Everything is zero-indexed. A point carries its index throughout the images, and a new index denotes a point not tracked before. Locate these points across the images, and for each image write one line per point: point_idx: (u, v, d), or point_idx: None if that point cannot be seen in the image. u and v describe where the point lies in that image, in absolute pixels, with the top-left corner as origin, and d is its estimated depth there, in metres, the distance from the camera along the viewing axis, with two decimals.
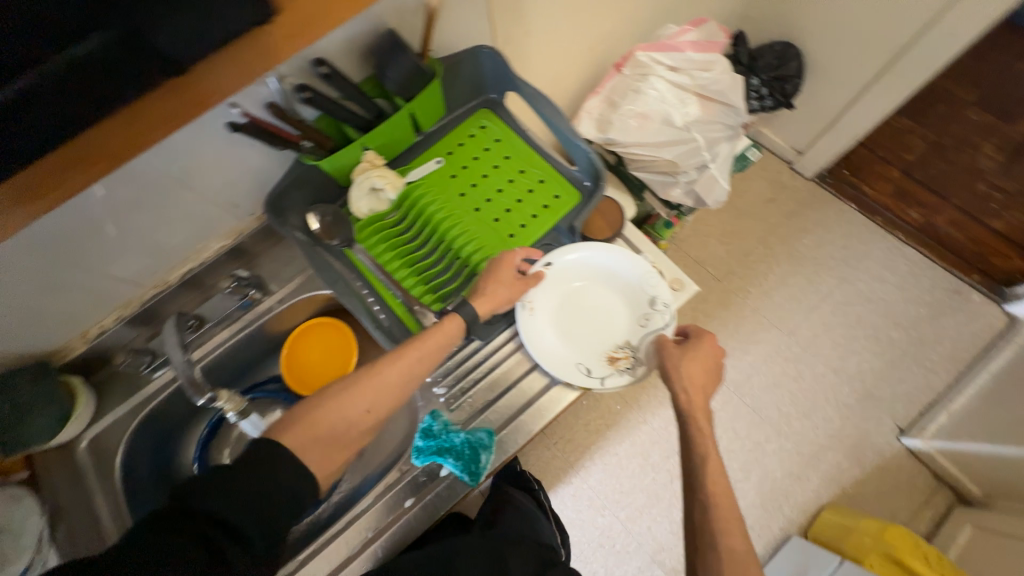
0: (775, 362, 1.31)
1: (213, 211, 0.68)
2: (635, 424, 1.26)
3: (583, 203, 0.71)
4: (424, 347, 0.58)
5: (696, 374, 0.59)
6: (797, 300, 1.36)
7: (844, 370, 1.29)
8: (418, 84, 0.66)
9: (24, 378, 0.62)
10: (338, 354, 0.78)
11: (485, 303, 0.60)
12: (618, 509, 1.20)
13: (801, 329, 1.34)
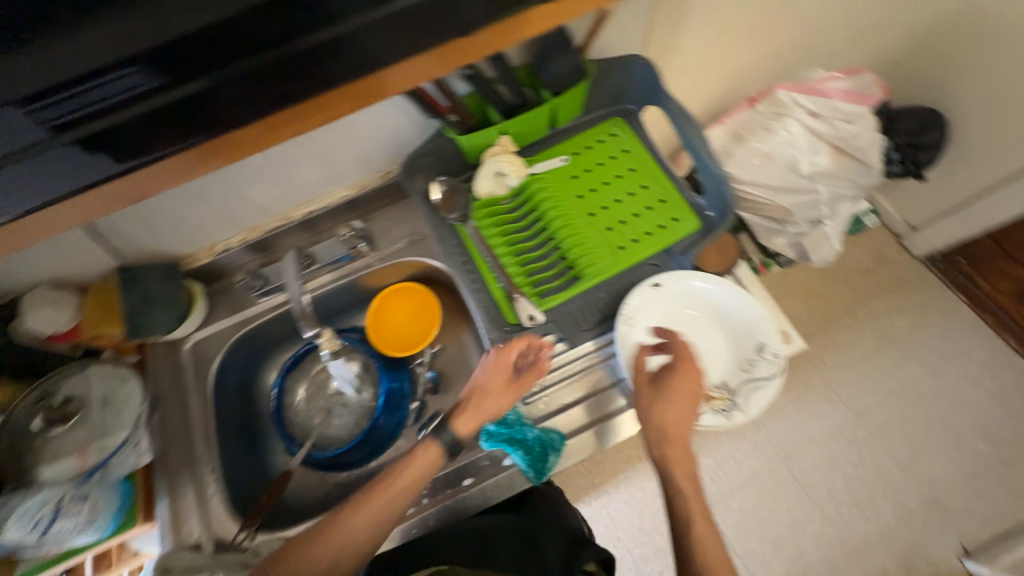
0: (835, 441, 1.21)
1: (348, 162, 0.72)
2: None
3: (701, 231, 0.69)
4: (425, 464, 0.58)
5: (673, 423, 0.54)
6: (875, 382, 1.25)
7: (912, 470, 1.18)
8: (570, 82, 0.66)
9: (154, 275, 0.70)
10: (422, 322, 0.78)
11: (469, 418, 0.60)
12: (632, 546, 1.16)
13: (872, 414, 1.23)
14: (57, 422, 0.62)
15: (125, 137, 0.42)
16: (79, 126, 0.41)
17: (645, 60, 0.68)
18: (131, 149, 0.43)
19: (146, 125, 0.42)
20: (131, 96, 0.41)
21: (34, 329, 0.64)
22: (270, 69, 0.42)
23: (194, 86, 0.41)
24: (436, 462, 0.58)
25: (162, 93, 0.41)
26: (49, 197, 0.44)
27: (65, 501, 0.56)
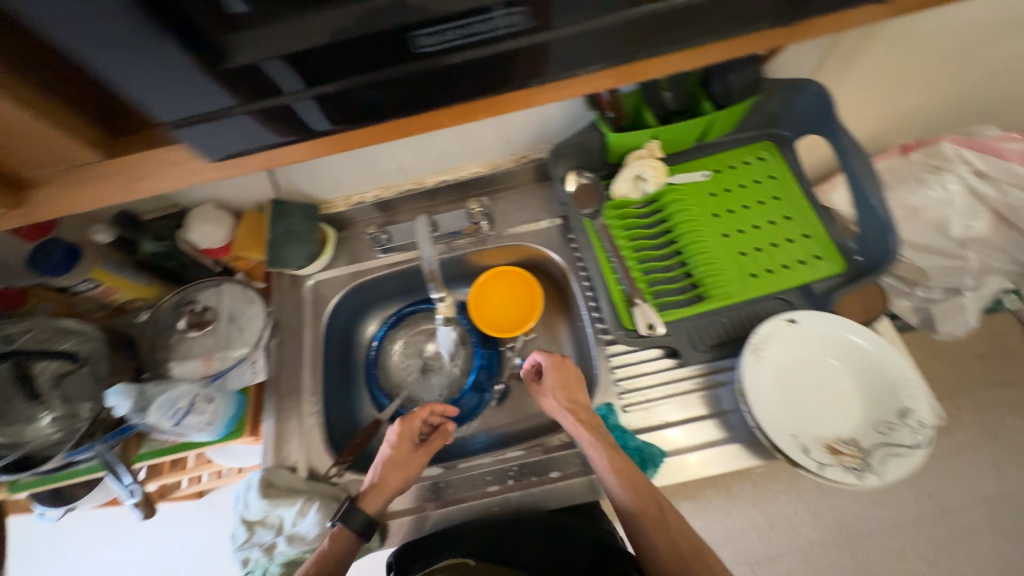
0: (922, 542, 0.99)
1: (493, 140, 0.74)
2: (716, 510, 1.04)
3: (846, 276, 0.65)
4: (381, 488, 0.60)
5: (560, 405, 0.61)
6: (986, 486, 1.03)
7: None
8: (738, 97, 0.64)
9: (297, 213, 0.75)
10: (520, 306, 0.77)
11: (378, 493, 0.59)
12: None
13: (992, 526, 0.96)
14: (195, 326, 0.71)
15: (311, 111, 0.37)
16: (265, 98, 0.35)
17: (820, 87, 0.64)
18: (330, 107, 0.38)
19: (334, 102, 0.37)
20: (337, 75, 0.35)
21: (194, 241, 0.70)
22: (483, 66, 0.37)
23: (395, 72, 0.36)
24: (353, 537, 0.56)
25: (362, 74, 0.35)
26: (241, 148, 0.39)
27: (198, 400, 0.61)
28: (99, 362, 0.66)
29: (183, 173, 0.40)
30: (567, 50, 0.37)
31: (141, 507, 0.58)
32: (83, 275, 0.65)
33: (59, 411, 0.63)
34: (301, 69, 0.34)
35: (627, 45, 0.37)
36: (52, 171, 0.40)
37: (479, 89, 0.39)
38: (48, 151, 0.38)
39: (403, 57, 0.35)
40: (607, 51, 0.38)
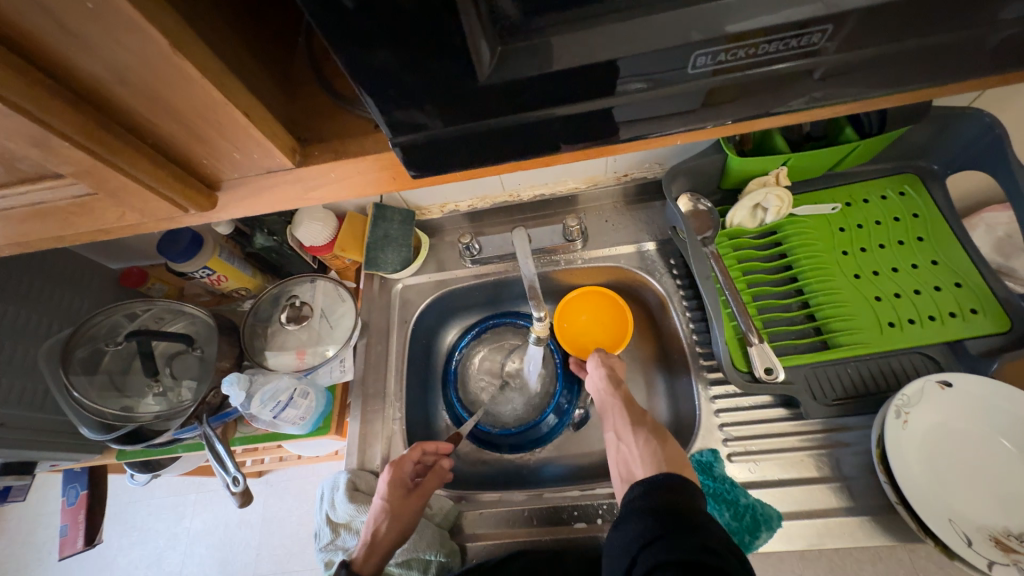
0: None
1: (599, 160, 0.72)
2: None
3: (1008, 336, 0.56)
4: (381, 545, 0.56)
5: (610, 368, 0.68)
6: None
7: None
8: (894, 124, 0.57)
9: (396, 218, 0.76)
10: (611, 329, 0.73)
11: (373, 552, 0.55)
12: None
13: None
14: (292, 320, 0.72)
15: (412, 157, 0.31)
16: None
17: (992, 117, 0.56)
18: (506, 149, 0.31)
19: (446, 145, 0.30)
20: (457, 113, 0.28)
21: (300, 238, 0.72)
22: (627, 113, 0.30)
23: (522, 117, 0.29)
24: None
25: (490, 117, 0.29)
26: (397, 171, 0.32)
27: (297, 394, 0.63)
28: (209, 346, 0.70)
29: (366, 184, 0.33)
30: (739, 93, 0.29)
31: (238, 496, 0.58)
32: (204, 261, 0.68)
33: (165, 387, 0.67)
34: (409, 107, 0.27)
35: (822, 96, 0.30)
36: (242, 176, 0.32)
37: (613, 138, 0.32)
38: (244, 156, 0.30)
39: (538, 100, 0.28)
40: (791, 97, 0.30)
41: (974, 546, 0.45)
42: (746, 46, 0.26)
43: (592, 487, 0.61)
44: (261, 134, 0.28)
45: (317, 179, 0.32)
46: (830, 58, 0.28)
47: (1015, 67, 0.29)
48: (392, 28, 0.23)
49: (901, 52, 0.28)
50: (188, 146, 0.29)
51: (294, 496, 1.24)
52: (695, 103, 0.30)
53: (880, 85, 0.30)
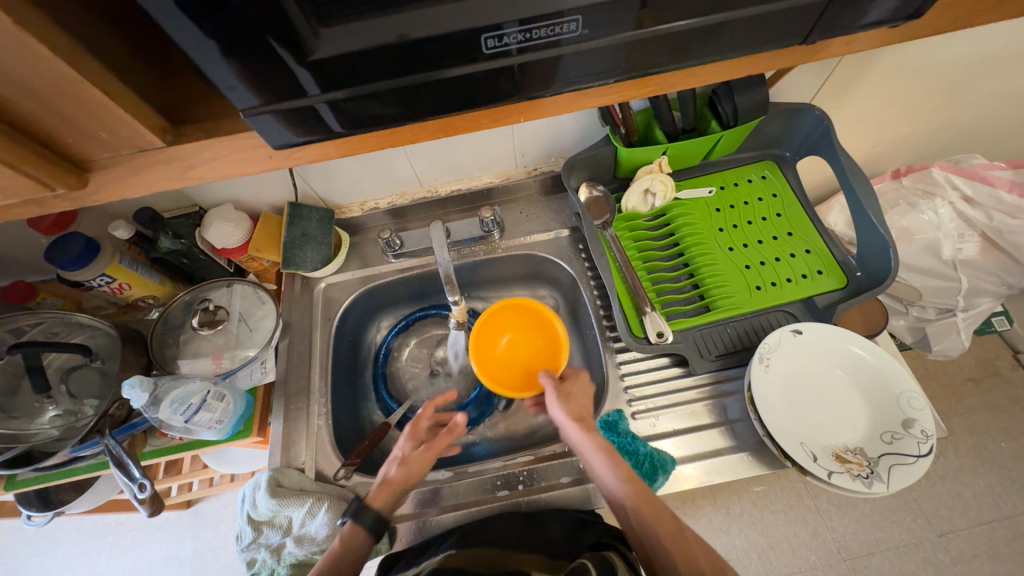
0: (927, 569, 0.97)
1: (508, 153, 0.77)
2: (715, 530, 1.01)
3: (846, 290, 0.67)
4: (392, 485, 0.56)
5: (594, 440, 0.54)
6: (998, 513, 1.00)
7: None
8: (749, 118, 0.65)
9: (313, 217, 0.77)
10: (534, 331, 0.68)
11: (387, 491, 0.55)
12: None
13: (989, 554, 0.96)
14: (206, 325, 0.70)
15: (285, 123, 0.34)
16: (267, 106, 0.32)
17: (821, 112, 0.68)
18: (386, 118, 0.36)
19: (339, 109, 0.34)
20: (310, 86, 0.32)
21: (211, 240, 0.70)
22: (477, 84, 0.34)
23: (383, 87, 0.33)
24: (365, 537, 0.53)
25: (349, 88, 0.32)
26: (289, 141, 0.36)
27: (210, 397, 0.61)
28: (112, 358, 0.66)
29: (246, 161, 0.36)
30: (556, 71, 0.35)
31: (146, 505, 0.58)
32: (102, 268, 0.65)
33: (63, 407, 0.62)
34: (267, 86, 0.31)
35: (633, 72, 0.37)
36: (115, 156, 0.33)
37: (524, 93, 0.36)
38: (111, 136, 0.31)
39: (385, 73, 0.32)
40: (619, 72, 0.36)
41: (820, 463, 0.54)
42: (544, 26, 0.31)
43: (513, 458, 0.66)
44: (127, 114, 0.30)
45: (194, 159, 0.35)
46: (633, 35, 0.33)
47: (773, 44, 0.36)
48: (223, 19, 0.26)
49: (685, 30, 0.34)
50: (49, 124, 0.30)
51: (228, 521, 1.17)
52: (540, 82, 0.36)
53: (683, 62, 0.36)
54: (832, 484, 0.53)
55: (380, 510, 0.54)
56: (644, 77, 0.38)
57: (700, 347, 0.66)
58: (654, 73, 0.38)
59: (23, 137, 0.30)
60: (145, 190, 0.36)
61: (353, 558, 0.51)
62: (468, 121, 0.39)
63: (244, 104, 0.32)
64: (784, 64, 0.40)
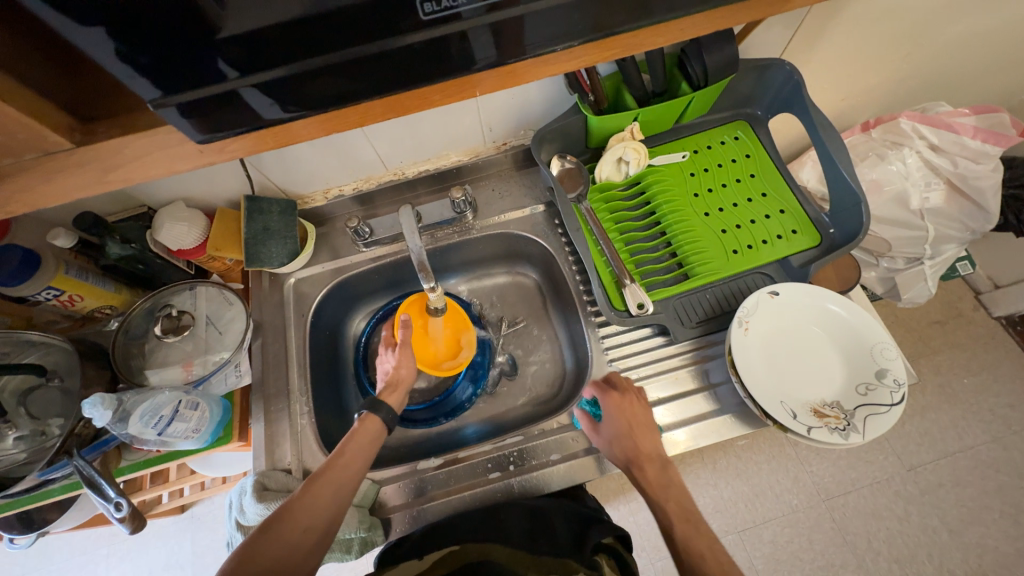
0: (899, 504, 1.03)
1: (475, 129, 0.73)
2: (703, 484, 1.06)
3: (819, 248, 0.67)
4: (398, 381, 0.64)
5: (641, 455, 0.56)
6: (963, 447, 1.06)
7: (993, 555, 0.98)
8: (718, 77, 0.63)
9: (274, 209, 0.73)
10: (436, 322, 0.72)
11: (396, 387, 0.63)
12: (655, 557, 1.02)
13: (952, 484, 1.04)
14: (170, 332, 0.66)
15: (206, 110, 0.31)
16: (187, 92, 0.29)
17: (791, 66, 0.66)
18: (327, 99, 0.33)
19: (271, 93, 0.31)
20: (229, 70, 0.29)
21: (164, 242, 0.65)
22: (420, 57, 0.32)
23: (312, 63, 0.30)
24: (382, 423, 0.59)
25: (276, 67, 0.30)
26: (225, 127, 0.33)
27: (183, 406, 0.58)
28: (72, 376, 0.62)
29: (174, 158, 0.34)
30: (500, 39, 0.32)
31: (128, 522, 0.57)
32: (46, 281, 0.61)
33: (25, 430, 0.58)
34: (185, 71, 0.28)
35: (591, 34, 0.34)
36: (17, 162, 0.32)
37: (470, 61, 0.33)
38: (6, 139, 0.30)
39: (313, 49, 0.29)
40: (577, 35, 0.34)
41: (800, 420, 0.55)
42: None
43: (503, 439, 0.65)
44: (18, 111, 0.29)
45: (114, 158, 0.33)
46: None
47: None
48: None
49: None
50: None
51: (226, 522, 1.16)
52: (494, 46, 0.33)
53: (641, 21, 0.34)
54: (812, 439, 0.54)
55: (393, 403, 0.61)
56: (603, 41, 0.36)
57: (680, 315, 0.66)
58: (614, 34, 0.35)
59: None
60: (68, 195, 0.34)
61: (368, 440, 0.57)
62: (420, 99, 0.36)
63: (157, 91, 0.29)
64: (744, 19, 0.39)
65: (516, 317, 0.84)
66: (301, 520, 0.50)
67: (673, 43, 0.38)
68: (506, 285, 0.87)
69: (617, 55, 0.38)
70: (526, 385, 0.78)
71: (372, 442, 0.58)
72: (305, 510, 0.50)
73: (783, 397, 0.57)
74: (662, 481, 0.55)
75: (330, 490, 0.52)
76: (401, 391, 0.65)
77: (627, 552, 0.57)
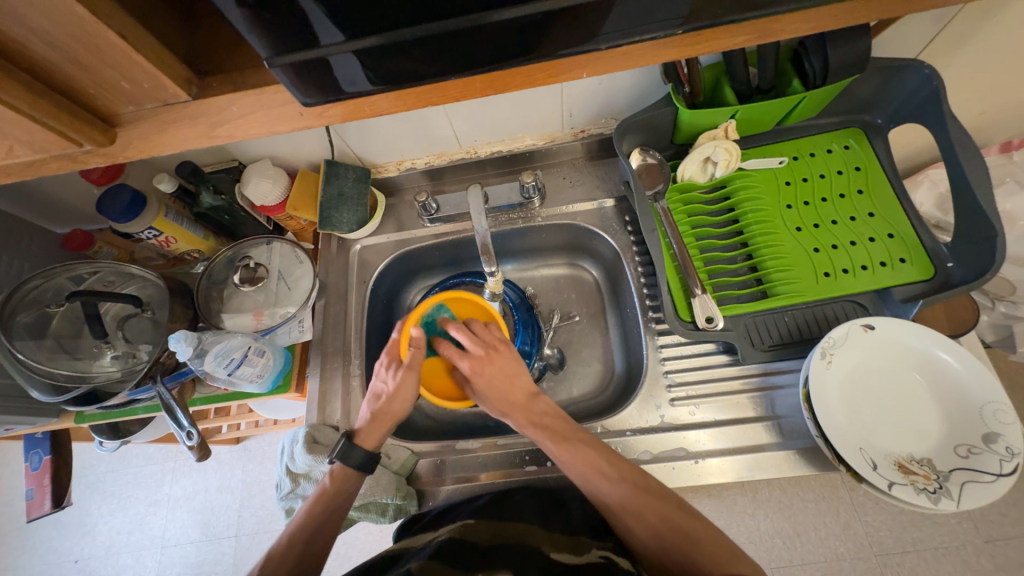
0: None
1: (554, 113, 0.71)
2: (739, 512, 1.00)
3: (931, 282, 0.59)
4: (382, 413, 0.59)
5: (507, 393, 0.58)
6: None
7: None
8: (839, 78, 0.55)
9: (350, 175, 0.75)
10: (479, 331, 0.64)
11: (378, 427, 0.60)
12: None
13: None
14: (247, 281, 0.70)
15: (301, 77, 0.31)
16: (289, 58, 0.29)
17: (933, 69, 0.57)
18: (419, 70, 0.32)
19: (367, 62, 0.31)
20: (328, 34, 0.29)
21: (250, 197, 0.69)
22: (520, 31, 0.30)
23: (412, 33, 0.29)
24: (356, 473, 0.57)
25: (375, 34, 0.29)
26: (322, 94, 0.33)
27: (251, 352, 0.63)
28: (161, 309, 0.68)
29: (275, 119, 0.35)
30: (604, 17, 0.30)
31: (196, 451, 0.62)
32: (148, 222, 0.66)
33: (120, 350, 0.65)
34: (288, 35, 0.28)
35: (700, 20, 0.31)
36: (138, 110, 0.34)
37: (568, 37, 0.31)
38: (131, 87, 0.32)
39: (413, 17, 0.29)
40: (684, 19, 0.31)
41: (879, 472, 0.49)
42: None
43: None
44: (146, 61, 0.30)
45: (220, 114, 0.34)
46: None
47: None
48: None
49: None
50: (73, 74, 0.31)
51: (272, 459, 1.26)
52: (596, 23, 0.31)
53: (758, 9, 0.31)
54: (892, 496, 0.48)
55: (368, 445, 0.58)
56: (712, 28, 0.33)
57: (753, 337, 0.61)
58: (723, 21, 0.32)
59: (57, 99, 0.31)
60: (177, 145, 0.36)
61: (343, 494, 0.56)
62: (517, 76, 0.35)
63: (268, 52, 0.29)
64: (880, 14, 0.34)
65: (570, 311, 0.82)
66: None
67: (787, 37, 0.34)
68: (564, 278, 0.84)
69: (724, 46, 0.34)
70: (572, 382, 0.77)
71: (349, 497, 0.56)
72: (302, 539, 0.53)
73: (861, 444, 0.51)
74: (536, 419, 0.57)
75: (305, 542, 0.53)
76: (388, 424, 0.60)
77: None
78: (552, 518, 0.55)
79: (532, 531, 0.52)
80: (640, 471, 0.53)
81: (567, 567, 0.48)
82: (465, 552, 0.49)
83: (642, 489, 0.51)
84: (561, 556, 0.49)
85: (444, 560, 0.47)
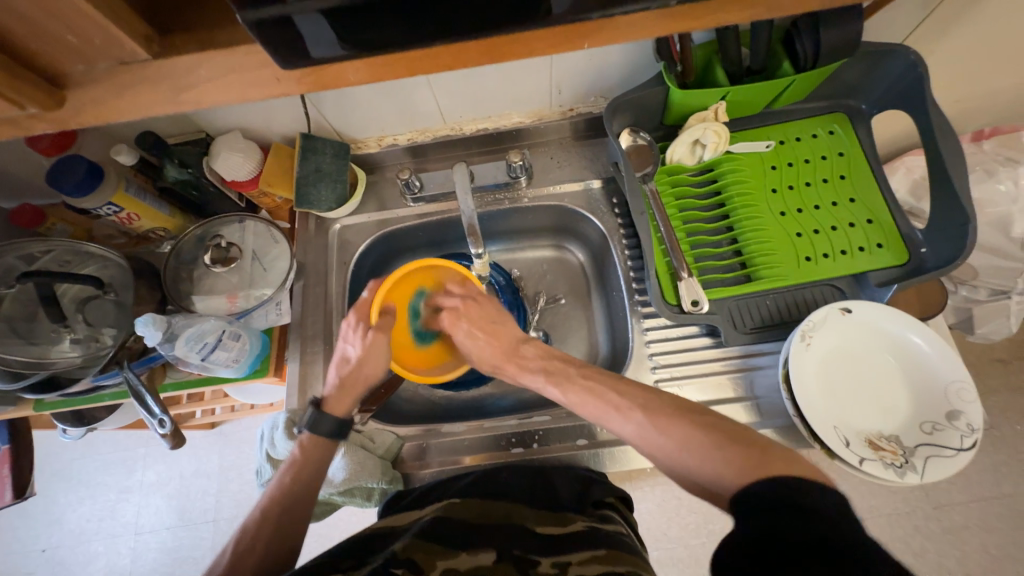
0: (918, 540, 0.98)
1: (542, 89, 0.69)
2: None
3: (904, 267, 0.60)
4: (349, 377, 0.58)
5: (484, 341, 0.59)
6: (1006, 497, 0.98)
7: None
8: (828, 61, 0.55)
9: (328, 151, 0.71)
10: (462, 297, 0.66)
11: (345, 393, 0.58)
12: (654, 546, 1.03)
13: (981, 532, 0.97)
14: (218, 261, 0.67)
15: (275, 37, 0.28)
16: (253, 15, 0.26)
17: (918, 55, 0.57)
18: (401, 34, 0.30)
19: (338, 21, 0.28)
20: None
21: (220, 171, 0.65)
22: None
23: None
24: (326, 440, 0.56)
25: None
26: (294, 58, 0.30)
27: (226, 336, 0.60)
28: (126, 291, 0.64)
29: (247, 86, 0.33)
30: None
31: (169, 438, 0.59)
32: (107, 197, 0.61)
33: (81, 334, 0.61)
34: None
35: None
36: (90, 70, 0.31)
37: (560, 4, 0.30)
38: (81, 43, 0.29)
39: None
40: None
41: (851, 449, 0.51)
42: None
43: (528, 416, 0.65)
44: (96, 12, 0.27)
45: (185, 78, 0.31)
46: None
47: None
48: None
49: None
50: (12, 27, 0.27)
51: (250, 443, 1.23)
52: None
53: None
54: (863, 471, 0.51)
55: (336, 415, 0.57)
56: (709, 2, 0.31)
57: (736, 321, 0.62)
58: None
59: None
60: (137, 112, 0.33)
61: (314, 466, 0.55)
62: (506, 46, 0.33)
63: (240, 3, 0.26)
64: None
65: (555, 294, 0.82)
66: (249, 561, 0.49)
67: (780, 14, 0.34)
68: (549, 261, 0.84)
69: (719, 22, 0.33)
70: None
71: (320, 467, 0.55)
72: (268, 522, 0.51)
73: (837, 423, 0.53)
74: (544, 354, 0.57)
75: (276, 521, 0.51)
76: (357, 390, 0.59)
77: (626, 510, 0.58)
78: (537, 497, 0.55)
79: (517, 508, 0.53)
80: (646, 393, 0.48)
81: (553, 539, 0.48)
82: (452, 530, 0.48)
83: (650, 412, 0.46)
84: (546, 528, 0.50)
85: (431, 539, 0.47)
